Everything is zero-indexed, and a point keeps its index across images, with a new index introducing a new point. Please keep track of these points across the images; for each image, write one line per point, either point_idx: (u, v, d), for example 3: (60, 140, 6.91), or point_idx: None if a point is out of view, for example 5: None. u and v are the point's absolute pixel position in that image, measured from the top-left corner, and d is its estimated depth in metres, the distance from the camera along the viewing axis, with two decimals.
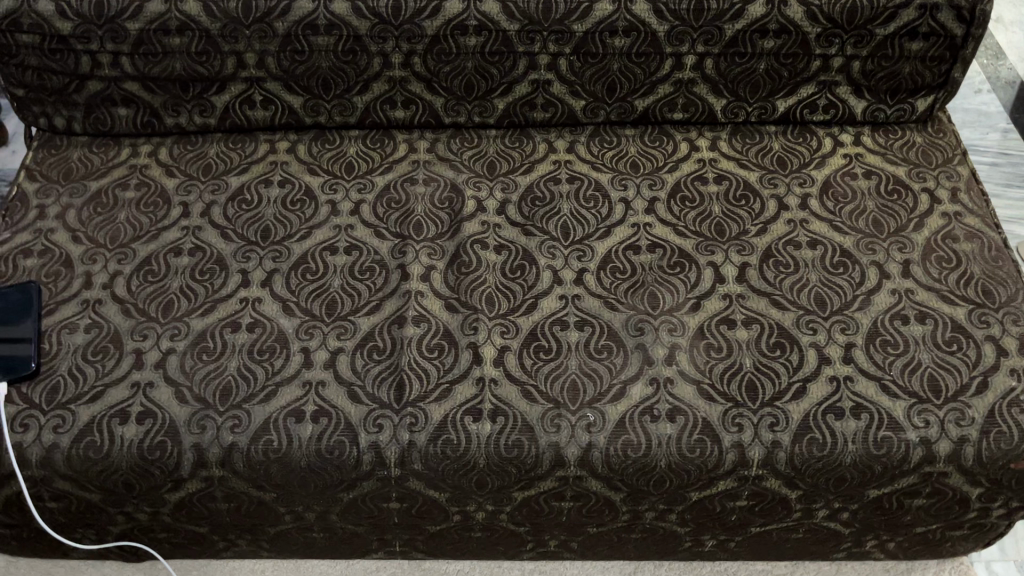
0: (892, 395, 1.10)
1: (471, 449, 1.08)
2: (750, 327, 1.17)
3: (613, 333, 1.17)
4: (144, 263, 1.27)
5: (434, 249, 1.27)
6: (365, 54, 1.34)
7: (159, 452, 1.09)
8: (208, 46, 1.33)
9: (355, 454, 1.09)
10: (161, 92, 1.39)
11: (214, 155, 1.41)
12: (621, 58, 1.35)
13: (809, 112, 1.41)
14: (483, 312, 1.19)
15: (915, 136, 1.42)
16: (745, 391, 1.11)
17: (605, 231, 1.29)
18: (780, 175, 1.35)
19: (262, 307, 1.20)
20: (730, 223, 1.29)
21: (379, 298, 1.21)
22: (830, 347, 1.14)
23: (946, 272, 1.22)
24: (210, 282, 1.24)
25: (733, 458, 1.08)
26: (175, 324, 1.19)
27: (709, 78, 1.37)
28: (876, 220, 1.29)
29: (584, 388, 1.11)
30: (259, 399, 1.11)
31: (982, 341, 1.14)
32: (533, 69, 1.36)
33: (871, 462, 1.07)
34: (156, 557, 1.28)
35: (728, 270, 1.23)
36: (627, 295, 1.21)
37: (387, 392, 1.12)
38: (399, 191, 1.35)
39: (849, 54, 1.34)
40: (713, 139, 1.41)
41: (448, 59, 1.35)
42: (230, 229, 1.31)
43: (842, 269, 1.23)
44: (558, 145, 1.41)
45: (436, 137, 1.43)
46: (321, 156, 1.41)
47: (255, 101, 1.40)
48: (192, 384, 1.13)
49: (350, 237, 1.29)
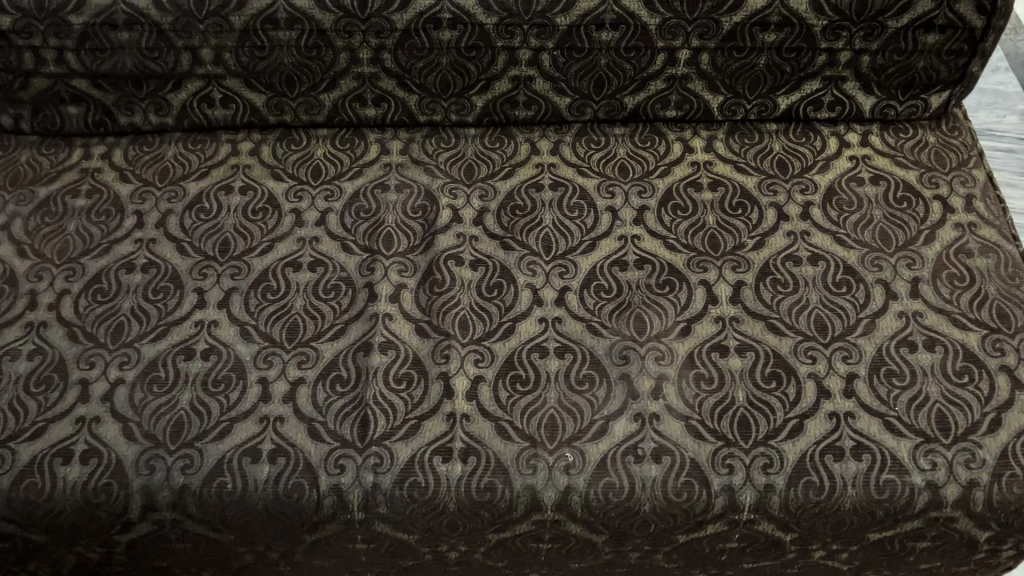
0: (896, 434, 1.01)
1: (440, 493, 1.01)
2: (744, 354, 1.08)
3: (595, 361, 1.08)
4: (93, 281, 1.18)
5: (405, 265, 1.18)
6: (330, 49, 1.23)
7: (105, 495, 1.02)
8: (159, 41, 1.23)
9: (315, 497, 1.01)
10: (113, 89, 1.28)
11: (171, 158, 1.31)
12: (610, 53, 1.24)
13: (813, 109, 1.31)
14: (455, 338, 1.10)
15: (928, 135, 1.31)
16: (737, 428, 1.02)
17: (590, 245, 1.19)
18: (780, 180, 1.25)
19: (218, 332, 1.12)
20: (725, 236, 1.19)
21: (345, 322, 1.12)
22: (831, 379, 1.05)
23: (958, 292, 1.12)
24: (163, 303, 1.15)
25: (723, 503, 1.00)
26: (124, 351, 1.11)
27: (705, 74, 1.26)
28: (883, 232, 1.19)
29: (563, 426, 1.03)
30: (212, 437, 1.04)
31: (996, 371, 1.05)
32: (514, 64, 1.25)
33: (872, 507, 0.99)
34: None
35: (721, 290, 1.14)
36: (612, 318, 1.12)
37: (351, 429, 1.04)
38: (368, 199, 1.25)
39: (858, 48, 1.23)
40: (709, 139, 1.31)
41: (421, 55, 1.24)
42: (186, 242, 1.21)
43: (845, 288, 1.13)
44: (541, 146, 1.31)
45: (410, 136, 1.32)
46: (287, 158, 1.30)
47: (214, 99, 1.30)
48: (141, 420, 1.05)
49: (315, 251, 1.20)
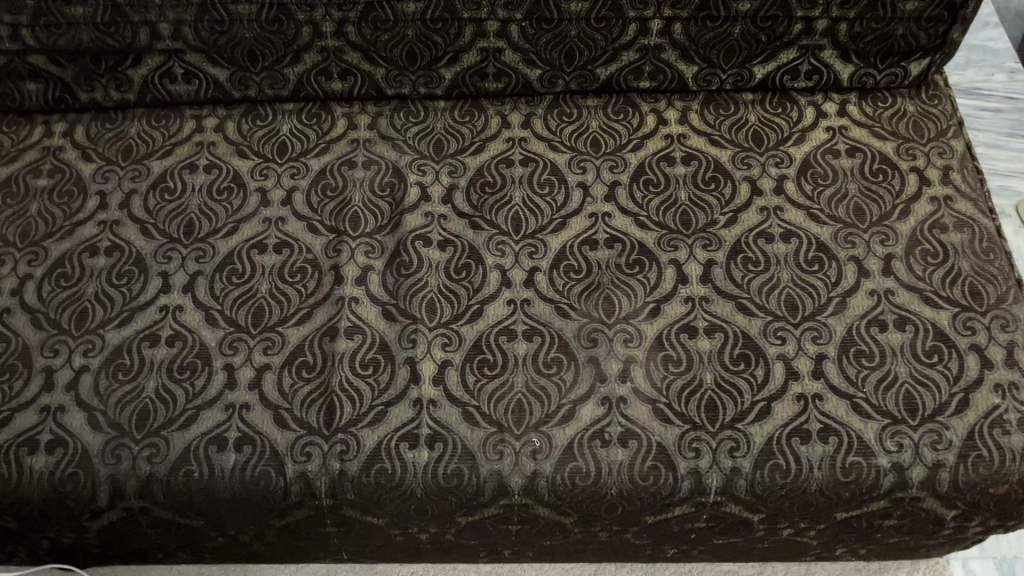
0: (863, 416, 1.01)
1: (406, 480, 1.00)
2: (713, 335, 1.07)
3: (563, 344, 1.07)
4: (56, 265, 1.16)
5: (372, 247, 1.16)
6: (292, 23, 1.20)
7: (72, 484, 1.01)
8: (116, 16, 1.19)
9: (282, 485, 1.01)
10: (71, 66, 1.25)
11: (134, 135, 1.28)
12: (580, 24, 1.20)
13: (790, 78, 1.27)
14: (423, 322, 1.09)
15: (908, 104, 1.28)
16: (704, 412, 1.02)
17: (560, 223, 1.18)
18: (754, 153, 1.23)
19: (183, 318, 1.11)
20: (696, 212, 1.18)
21: (311, 306, 1.11)
22: (799, 360, 1.05)
23: (931, 269, 1.11)
24: (127, 287, 1.14)
25: (689, 486, 0.99)
26: (89, 337, 1.09)
27: (678, 44, 1.23)
28: (857, 206, 1.17)
29: (530, 410, 1.03)
30: (178, 425, 1.03)
31: (966, 351, 1.04)
32: (482, 36, 1.22)
33: (838, 489, 0.99)
34: (77, 569, 1.20)
35: (692, 269, 1.12)
36: (581, 299, 1.11)
37: (317, 416, 1.03)
38: (335, 177, 1.23)
39: (834, 16, 1.20)
40: (683, 111, 1.28)
41: (385, 28, 1.20)
42: (151, 223, 1.19)
43: (817, 266, 1.12)
44: (512, 119, 1.28)
45: (378, 110, 1.29)
46: (252, 135, 1.28)
47: (176, 75, 1.26)
48: (106, 408, 1.04)
49: (281, 233, 1.18)
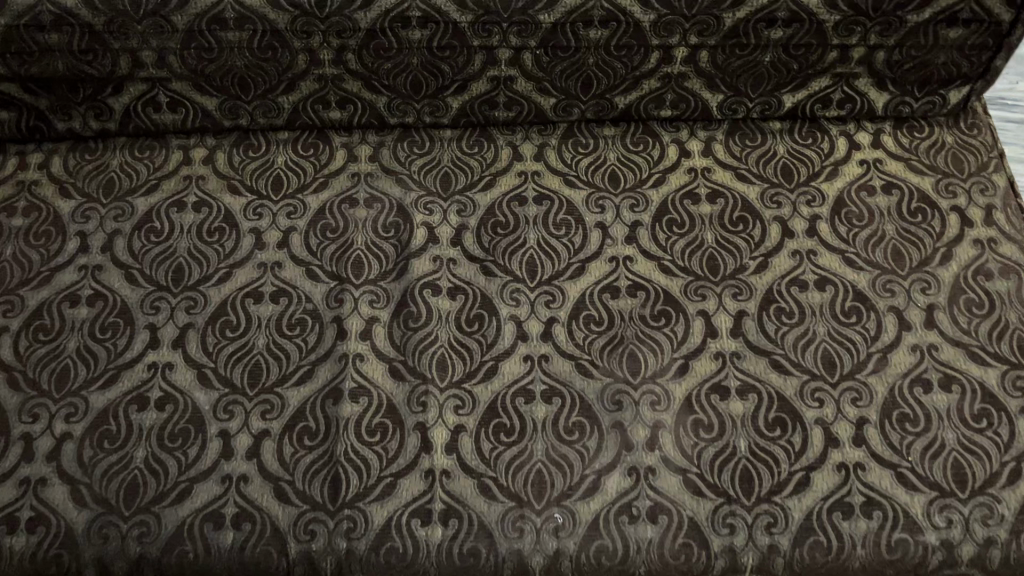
0: (909, 487, 0.94)
1: (418, 560, 0.92)
2: (746, 397, 0.99)
3: (586, 407, 0.99)
4: (33, 317, 1.07)
5: (377, 296, 1.08)
6: (287, 50, 1.11)
7: (55, 567, 0.93)
8: (94, 43, 1.09)
9: (284, 566, 0.92)
10: (46, 94, 1.15)
11: (116, 168, 1.19)
12: (598, 52, 1.11)
13: (821, 107, 1.19)
14: (433, 382, 1.01)
15: (946, 134, 1.20)
16: (739, 483, 0.95)
17: (579, 268, 1.09)
18: (784, 190, 1.15)
19: (173, 377, 1.02)
20: (724, 256, 1.10)
21: (312, 363, 1.03)
22: (838, 425, 0.98)
23: (976, 321, 1.04)
24: (112, 342, 1.05)
25: (723, 564, 0.92)
26: (71, 400, 1.01)
27: (704, 72, 1.14)
28: (896, 250, 1.10)
29: (551, 482, 0.95)
30: (170, 500, 0.95)
31: (1016, 415, 0.98)
32: (493, 64, 1.13)
33: (882, 568, 0.91)
34: None
35: (722, 320, 1.05)
36: (603, 355, 1.03)
37: (321, 489, 0.95)
38: (335, 216, 1.14)
39: (872, 44, 1.11)
40: (707, 141, 1.20)
41: (388, 56, 1.11)
42: (136, 269, 1.10)
43: (855, 318, 1.05)
44: (524, 150, 1.19)
45: (380, 139, 1.20)
46: (244, 168, 1.18)
47: (160, 103, 1.17)
48: (92, 481, 0.96)
49: (278, 280, 1.09)
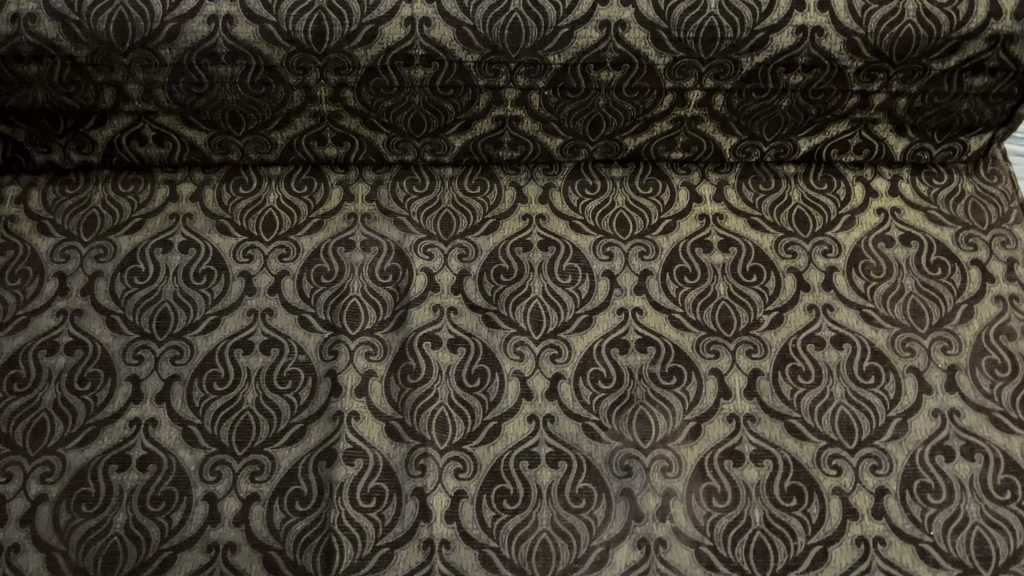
0: (931, 564, 0.90)
1: None
2: (760, 463, 0.95)
3: (593, 473, 0.95)
4: (8, 366, 1.00)
5: (374, 347, 1.02)
6: (282, 86, 1.05)
7: None
8: (76, 75, 1.03)
9: None
10: (25, 125, 1.09)
11: (98, 204, 1.12)
12: (609, 94, 1.07)
13: (838, 151, 1.15)
14: (432, 444, 0.96)
15: (965, 181, 1.16)
16: (754, 558, 0.90)
17: (586, 320, 1.04)
18: (800, 239, 1.10)
19: (157, 435, 0.96)
20: (737, 309, 1.05)
21: (304, 421, 0.97)
22: (857, 496, 0.93)
23: (999, 384, 1.00)
24: (92, 395, 0.99)
25: None
26: (47, 459, 0.95)
27: (718, 115, 1.09)
28: (915, 306, 1.05)
29: (556, 554, 0.90)
30: (152, 570, 0.89)
31: None
32: (498, 104, 1.08)
33: None
34: None
35: (736, 380, 1.00)
36: (612, 416, 0.98)
37: (313, 559, 0.90)
38: (330, 260, 1.08)
39: (894, 90, 1.07)
40: (719, 185, 1.15)
41: (389, 93, 1.06)
42: (119, 314, 1.04)
43: (874, 378, 1.00)
44: (528, 192, 1.14)
45: (378, 177, 1.15)
46: (234, 206, 1.13)
47: (147, 137, 1.11)
48: (68, 548, 0.90)
49: (269, 328, 1.03)
